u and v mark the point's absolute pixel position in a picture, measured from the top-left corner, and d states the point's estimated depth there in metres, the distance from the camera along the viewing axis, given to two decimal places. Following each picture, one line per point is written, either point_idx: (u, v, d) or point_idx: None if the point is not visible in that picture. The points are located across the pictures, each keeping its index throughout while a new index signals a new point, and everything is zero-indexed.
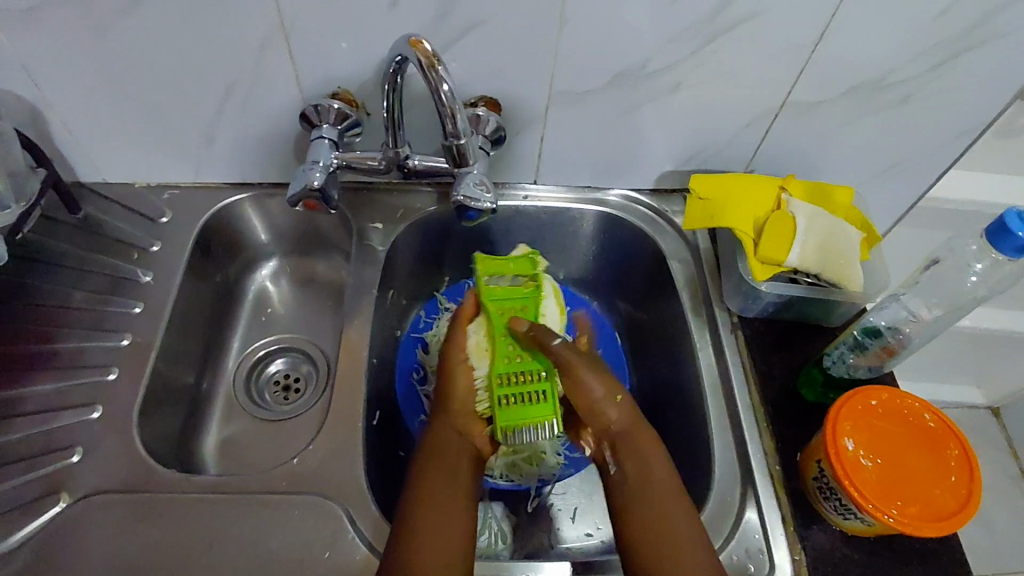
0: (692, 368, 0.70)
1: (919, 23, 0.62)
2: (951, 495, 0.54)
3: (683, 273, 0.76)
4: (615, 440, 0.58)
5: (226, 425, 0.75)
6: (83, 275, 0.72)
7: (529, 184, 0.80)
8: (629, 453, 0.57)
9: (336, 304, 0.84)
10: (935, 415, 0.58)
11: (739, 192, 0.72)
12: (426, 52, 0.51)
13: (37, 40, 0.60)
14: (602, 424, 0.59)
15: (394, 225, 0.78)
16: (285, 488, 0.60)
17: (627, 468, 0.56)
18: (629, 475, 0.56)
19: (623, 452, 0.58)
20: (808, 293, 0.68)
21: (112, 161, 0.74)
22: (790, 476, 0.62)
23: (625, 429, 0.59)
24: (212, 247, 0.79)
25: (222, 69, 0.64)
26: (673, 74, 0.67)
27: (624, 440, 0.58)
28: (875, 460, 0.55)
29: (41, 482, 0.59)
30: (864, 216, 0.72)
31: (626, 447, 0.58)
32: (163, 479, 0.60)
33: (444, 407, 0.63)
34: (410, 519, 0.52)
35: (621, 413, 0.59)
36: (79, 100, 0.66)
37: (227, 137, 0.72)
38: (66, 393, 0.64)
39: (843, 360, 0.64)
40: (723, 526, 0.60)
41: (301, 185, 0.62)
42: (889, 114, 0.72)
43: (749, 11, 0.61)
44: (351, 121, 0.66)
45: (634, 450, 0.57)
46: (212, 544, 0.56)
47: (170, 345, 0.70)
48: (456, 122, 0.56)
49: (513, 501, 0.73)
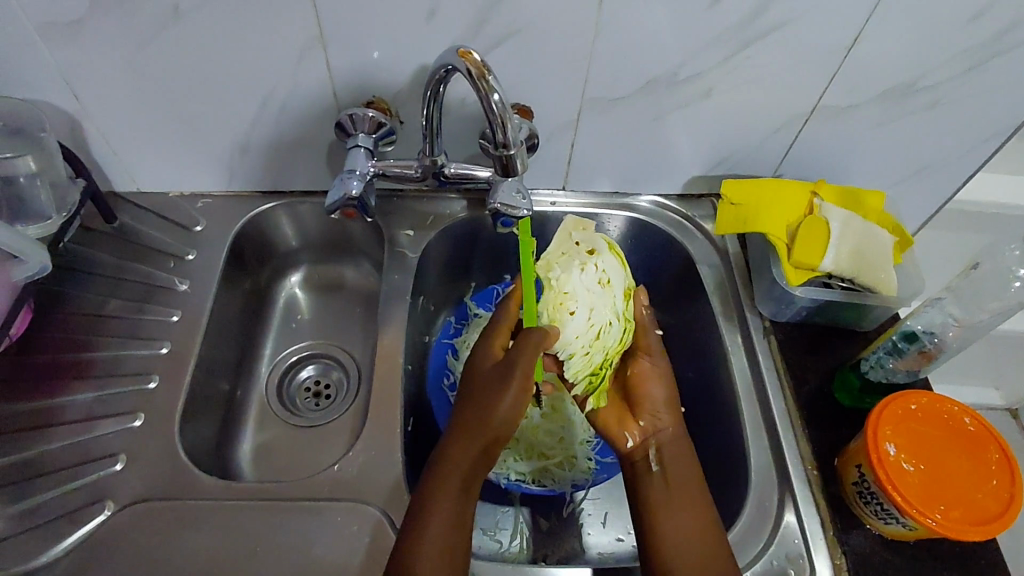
0: (724, 372, 0.70)
1: (951, 30, 0.63)
2: (993, 498, 0.54)
3: (713, 278, 0.76)
4: (660, 445, 0.60)
5: (260, 431, 0.76)
6: (121, 283, 0.73)
7: (557, 191, 0.81)
8: (680, 468, 0.58)
9: (365, 310, 0.84)
10: (974, 418, 0.58)
11: (771, 197, 0.72)
12: (475, 62, 0.52)
13: (79, 52, 0.61)
14: (655, 425, 0.61)
15: (424, 232, 0.78)
16: (325, 493, 0.61)
17: (668, 481, 0.57)
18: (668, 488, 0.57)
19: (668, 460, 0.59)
20: (842, 297, 0.68)
21: (147, 171, 0.75)
22: (827, 481, 0.62)
23: (669, 443, 0.60)
24: (244, 255, 0.79)
25: (259, 79, 0.65)
26: (706, 80, 0.67)
27: (669, 449, 0.59)
28: (917, 465, 0.56)
29: (86, 490, 0.60)
30: (896, 221, 0.73)
31: (673, 462, 0.59)
32: (206, 486, 0.60)
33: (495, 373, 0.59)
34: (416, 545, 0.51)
35: (671, 422, 0.61)
36: (117, 111, 0.67)
37: (261, 146, 0.73)
38: (107, 401, 0.65)
39: (882, 365, 0.64)
40: (763, 529, 0.60)
41: (340, 194, 0.63)
42: (920, 118, 0.72)
43: (782, 18, 0.62)
44: (385, 129, 0.67)
45: (678, 468, 0.58)
46: (256, 549, 0.57)
47: (206, 352, 0.71)
48: (506, 131, 0.57)
49: (545, 506, 0.73)
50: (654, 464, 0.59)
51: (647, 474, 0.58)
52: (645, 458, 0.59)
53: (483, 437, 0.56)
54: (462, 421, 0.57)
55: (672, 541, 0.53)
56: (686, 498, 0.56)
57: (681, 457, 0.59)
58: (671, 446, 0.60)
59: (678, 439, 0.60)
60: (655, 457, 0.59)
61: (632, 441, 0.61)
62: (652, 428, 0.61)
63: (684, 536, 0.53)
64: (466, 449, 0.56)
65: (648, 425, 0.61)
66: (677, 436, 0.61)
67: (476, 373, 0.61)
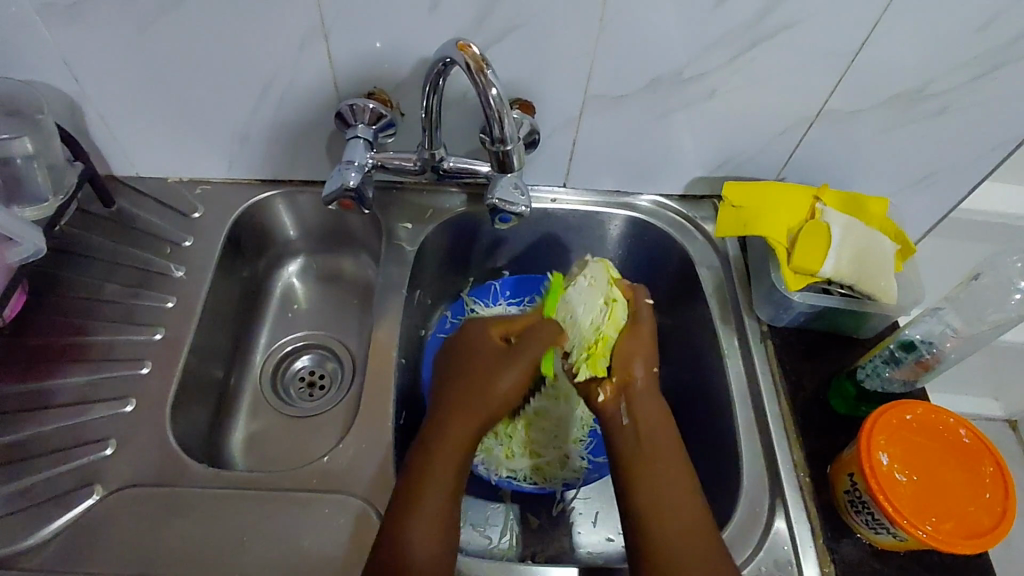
0: (720, 376, 0.70)
1: (960, 36, 0.62)
2: (986, 511, 0.54)
3: (712, 280, 0.75)
4: (632, 397, 0.59)
5: (252, 419, 0.76)
6: (117, 268, 0.72)
7: (558, 188, 0.80)
8: (648, 419, 0.58)
9: (361, 302, 0.84)
10: (969, 430, 0.58)
11: (772, 201, 0.72)
12: (474, 55, 0.52)
13: (79, 34, 0.60)
14: (625, 377, 0.61)
15: (423, 225, 0.78)
16: (315, 485, 0.60)
17: (644, 440, 0.56)
18: (638, 443, 0.56)
19: (638, 414, 0.58)
20: (841, 304, 0.68)
21: (147, 156, 0.75)
22: (820, 488, 0.61)
23: (641, 394, 0.60)
24: (241, 243, 0.79)
25: (260, 67, 0.65)
26: (710, 80, 0.66)
27: (640, 400, 0.59)
28: (911, 476, 0.55)
29: (75, 473, 0.60)
30: (898, 228, 0.72)
31: (642, 414, 0.58)
32: (194, 474, 0.60)
33: (474, 382, 0.59)
34: (415, 498, 0.52)
35: (644, 373, 0.61)
36: (116, 96, 0.67)
37: (261, 134, 0.72)
38: (99, 385, 0.65)
39: (878, 374, 0.63)
40: (752, 535, 0.59)
41: (338, 184, 0.62)
42: (926, 125, 0.71)
43: (789, 19, 0.61)
44: (385, 121, 0.66)
45: (650, 425, 0.57)
46: (243, 538, 0.57)
47: (200, 339, 0.71)
48: (503, 126, 0.56)
49: (536, 504, 0.72)
50: (624, 417, 0.58)
51: (618, 428, 0.58)
52: (617, 412, 0.59)
53: (480, 418, 0.57)
54: (449, 402, 0.58)
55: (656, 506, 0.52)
56: (656, 454, 0.56)
57: (652, 409, 0.59)
58: (646, 409, 0.59)
59: (650, 390, 0.60)
60: (626, 412, 0.59)
61: (602, 396, 0.61)
62: (626, 382, 0.61)
63: (666, 505, 0.53)
64: (456, 442, 0.55)
65: (621, 380, 0.61)
66: (649, 391, 0.60)
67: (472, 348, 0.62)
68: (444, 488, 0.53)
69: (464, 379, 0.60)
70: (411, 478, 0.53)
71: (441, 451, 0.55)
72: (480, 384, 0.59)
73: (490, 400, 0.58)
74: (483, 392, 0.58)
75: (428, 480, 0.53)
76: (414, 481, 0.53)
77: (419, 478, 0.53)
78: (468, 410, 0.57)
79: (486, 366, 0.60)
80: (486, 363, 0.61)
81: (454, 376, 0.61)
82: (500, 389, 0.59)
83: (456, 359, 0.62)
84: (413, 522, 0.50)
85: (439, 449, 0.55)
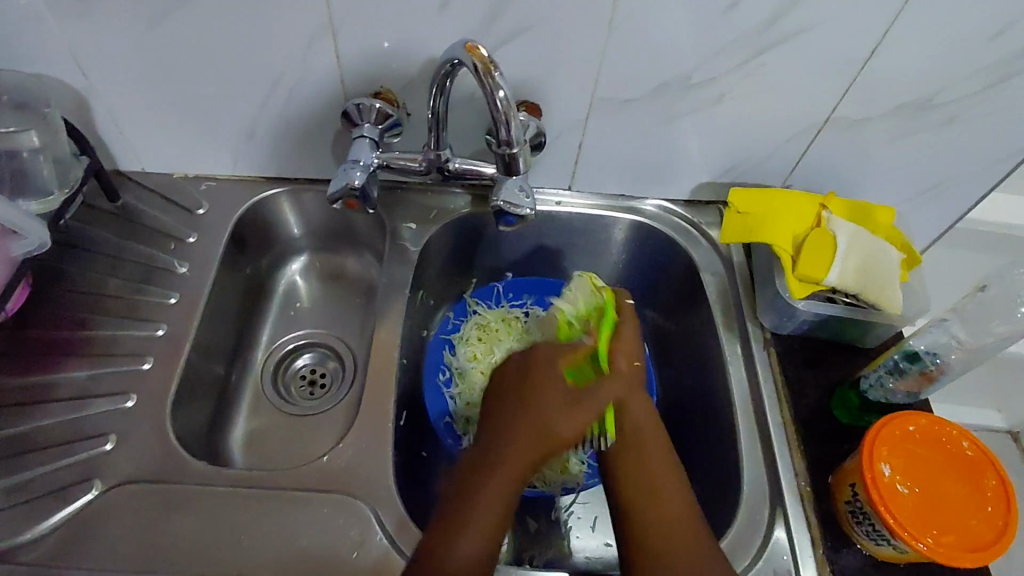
0: (722, 383, 0.69)
1: (970, 47, 0.61)
2: (987, 525, 0.53)
3: (716, 286, 0.75)
4: (619, 400, 0.57)
5: (253, 417, 0.76)
6: (121, 262, 0.72)
7: (563, 191, 0.80)
8: (633, 417, 0.57)
9: (364, 302, 0.84)
10: (972, 443, 0.57)
11: (778, 208, 0.71)
12: (483, 58, 0.52)
13: (88, 29, 0.61)
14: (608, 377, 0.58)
15: (427, 225, 0.78)
16: (314, 484, 0.60)
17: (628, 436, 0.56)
18: (624, 439, 0.56)
19: (624, 414, 0.57)
20: (845, 313, 0.68)
21: (153, 152, 0.75)
22: (821, 498, 0.61)
23: (631, 394, 0.57)
24: (245, 240, 0.79)
25: (268, 65, 0.65)
26: (718, 86, 0.66)
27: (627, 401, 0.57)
28: (912, 487, 0.55)
29: (74, 468, 0.60)
30: (905, 237, 0.72)
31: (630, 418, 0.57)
32: (194, 470, 0.60)
33: (518, 413, 0.54)
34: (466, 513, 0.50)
35: (627, 368, 0.57)
36: (124, 91, 0.67)
37: (267, 132, 0.72)
38: (100, 379, 0.65)
39: (882, 384, 0.63)
40: (752, 544, 0.59)
41: (343, 184, 0.62)
42: (934, 135, 0.71)
43: (799, 26, 0.60)
44: (391, 120, 0.66)
45: (635, 422, 0.57)
46: (241, 536, 0.56)
47: (202, 336, 0.71)
48: (510, 128, 0.56)
49: (535, 507, 0.72)
50: None
51: (598, 428, 0.57)
52: None
53: (537, 455, 0.53)
54: (501, 436, 0.53)
55: (653, 511, 0.52)
56: (640, 452, 0.56)
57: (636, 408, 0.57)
58: (632, 415, 0.57)
59: (635, 389, 0.58)
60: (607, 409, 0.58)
61: None
62: None
63: (662, 513, 0.52)
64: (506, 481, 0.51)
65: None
66: (636, 393, 0.58)
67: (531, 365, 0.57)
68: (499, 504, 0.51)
69: (517, 409, 0.54)
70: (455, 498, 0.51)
71: (497, 471, 0.52)
72: (536, 420, 0.53)
73: (547, 440, 0.53)
74: (536, 432, 0.53)
75: (475, 515, 0.50)
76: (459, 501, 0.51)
77: (465, 499, 0.51)
78: (525, 446, 0.53)
79: (547, 400, 0.54)
80: (550, 393, 0.54)
81: (500, 404, 0.55)
82: (560, 434, 0.53)
83: (512, 382, 0.56)
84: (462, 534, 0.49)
85: (491, 480, 0.51)
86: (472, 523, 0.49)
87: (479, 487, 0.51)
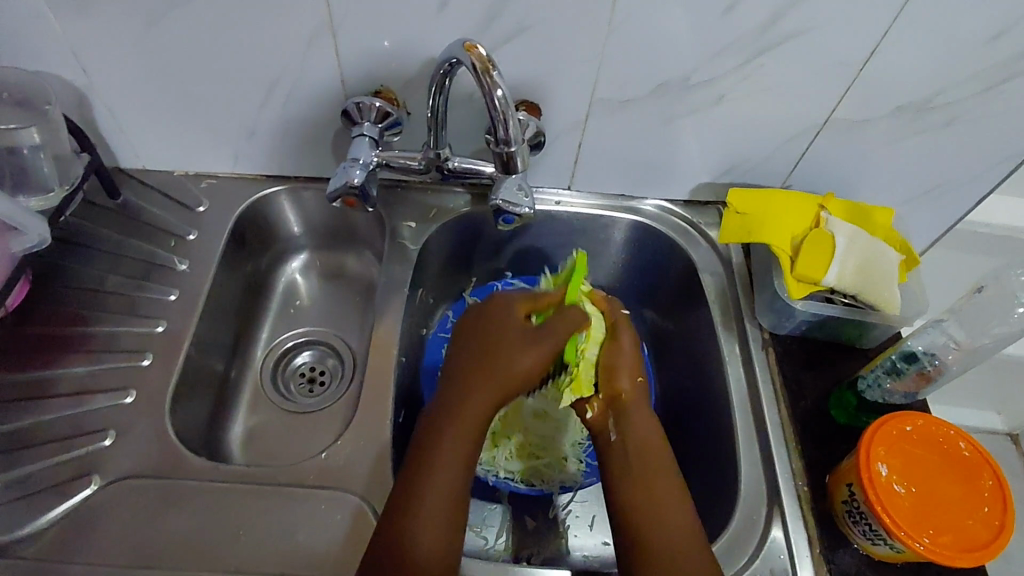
0: (720, 383, 0.69)
1: (969, 48, 0.61)
2: (984, 526, 0.53)
3: (715, 286, 0.75)
4: (623, 413, 0.59)
5: (251, 414, 0.76)
6: (121, 259, 0.73)
7: (563, 190, 0.80)
8: (638, 433, 0.57)
9: (363, 300, 0.84)
10: (970, 443, 0.57)
11: (777, 208, 0.71)
12: (481, 57, 0.52)
13: (89, 27, 0.61)
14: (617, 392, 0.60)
15: (426, 224, 0.78)
16: (311, 481, 0.60)
17: (632, 448, 0.56)
18: (631, 454, 0.56)
19: (628, 428, 0.58)
20: (843, 313, 0.68)
21: (153, 149, 0.75)
22: (818, 498, 0.61)
23: (633, 409, 0.59)
24: (245, 238, 0.79)
25: (268, 64, 0.65)
26: (717, 86, 0.66)
27: (633, 416, 0.58)
28: (909, 487, 0.55)
29: (73, 463, 0.60)
30: (903, 238, 0.72)
31: (634, 431, 0.57)
32: (192, 466, 0.60)
33: (483, 354, 0.58)
34: (436, 454, 0.52)
35: (632, 386, 0.60)
36: (125, 89, 0.67)
37: (268, 130, 0.72)
38: (100, 376, 0.65)
39: (879, 384, 0.63)
40: (749, 543, 0.59)
41: (342, 182, 0.62)
42: (934, 136, 0.71)
43: (798, 27, 0.60)
44: (391, 119, 0.66)
45: (642, 437, 0.57)
46: (239, 532, 0.57)
47: (201, 333, 0.71)
48: (508, 127, 0.56)
49: (533, 506, 0.72)
50: (613, 433, 0.58)
51: (607, 444, 0.58)
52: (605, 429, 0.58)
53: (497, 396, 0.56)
54: (462, 378, 0.57)
55: (653, 526, 0.52)
56: (646, 463, 0.55)
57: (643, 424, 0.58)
58: (636, 429, 0.57)
59: (638, 403, 0.60)
60: (615, 427, 0.58)
61: (591, 413, 0.60)
62: (614, 397, 0.60)
63: (664, 529, 0.52)
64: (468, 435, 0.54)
65: (608, 395, 0.60)
66: (639, 406, 0.59)
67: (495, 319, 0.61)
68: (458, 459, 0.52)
69: (481, 353, 0.58)
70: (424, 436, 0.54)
71: (465, 412, 0.55)
72: (499, 361, 0.57)
73: (509, 379, 0.57)
74: (501, 373, 0.57)
75: (444, 458, 0.52)
76: (433, 448, 0.53)
77: (431, 435, 0.54)
78: (485, 387, 0.56)
79: (509, 343, 0.59)
80: (512, 339, 0.59)
81: (468, 350, 0.59)
82: (520, 370, 0.57)
83: (476, 331, 0.61)
84: (423, 507, 0.50)
85: (453, 423, 0.54)
86: (439, 473, 0.51)
87: (441, 447, 0.53)
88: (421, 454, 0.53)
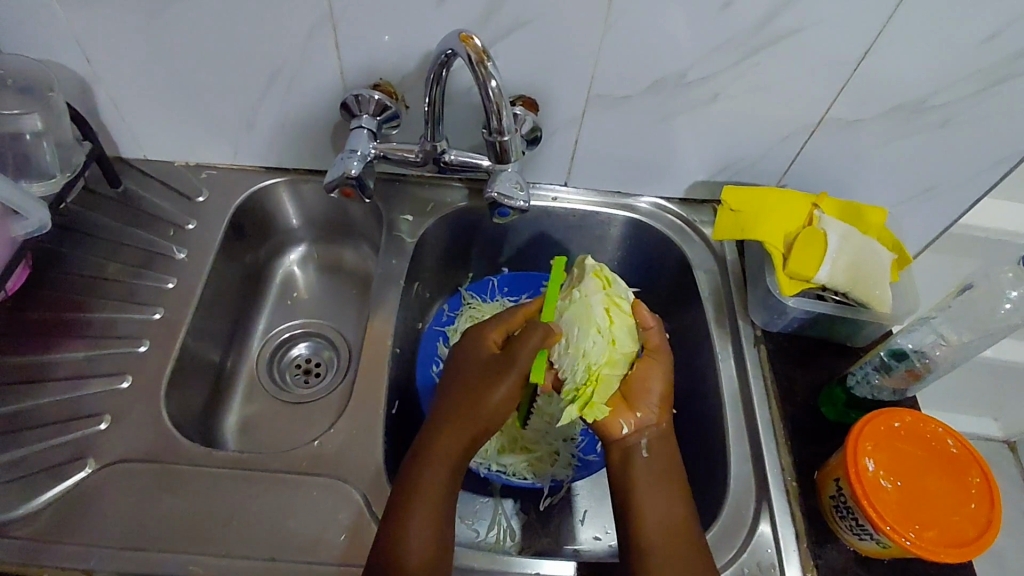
0: (712, 379, 0.70)
1: (960, 51, 0.62)
2: (970, 522, 0.54)
3: (709, 283, 0.76)
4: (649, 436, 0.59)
5: (247, 404, 0.76)
6: (121, 247, 0.74)
7: (559, 187, 0.81)
8: (661, 459, 0.58)
9: (361, 292, 0.85)
10: (958, 440, 0.58)
11: (771, 206, 0.72)
12: (476, 48, 0.53)
13: (92, 17, 0.62)
14: (647, 418, 0.60)
15: (424, 218, 0.78)
16: (304, 468, 0.61)
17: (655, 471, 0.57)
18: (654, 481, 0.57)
19: (655, 452, 0.58)
20: (835, 311, 0.68)
21: (155, 140, 0.76)
22: (806, 493, 0.61)
23: (659, 439, 0.59)
24: (244, 229, 0.80)
25: (268, 56, 0.66)
26: (713, 84, 0.67)
27: (660, 444, 0.59)
28: (895, 482, 0.55)
29: (68, 446, 0.60)
30: (896, 238, 0.72)
31: (658, 456, 0.58)
32: (186, 452, 0.61)
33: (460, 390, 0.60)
34: (412, 493, 0.54)
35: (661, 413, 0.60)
36: (127, 79, 0.68)
37: (268, 122, 0.73)
38: (96, 361, 0.66)
39: (868, 380, 0.64)
40: (737, 537, 0.59)
41: (340, 172, 0.63)
42: (926, 137, 0.71)
43: (792, 27, 0.61)
44: (390, 112, 0.67)
45: (662, 465, 0.58)
46: (232, 516, 0.57)
47: (198, 321, 0.72)
48: (501, 119, 0.57)
49: (524, 499, 0.72)
50: (642, 450, 0.58)
51: (637, 463, 0.58)
52: (636, 446, 0.58)
53: (474, 429, 0.58)
54: (441, 412, 0.59)
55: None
56: (661, 486, 0.57)
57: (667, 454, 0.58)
58: (659, 457, 0.58)
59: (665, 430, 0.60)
60: (646, 446, 0.58)
61: (626, 429, 0.59)
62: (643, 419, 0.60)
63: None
64: (459, 432, 0.57)
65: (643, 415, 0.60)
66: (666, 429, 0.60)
67: (472, 356, 0.62)
68: (433, 494, 0.54)
69: (460, 389, 0.60)
70: (407, 478, 0.55)
71: (438, 450, 0.56)
72: (472, 391, 0.59)
73: (484, 414, 0.58)
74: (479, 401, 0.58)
75: (426, 481, 0.54)
76: (411, 479, 0.54)
77: (414, 479, 0.55)
78: (462, 423, 0.58)
79: (483, 376, 0.60)
80: (483, 367, 0.60)
81: (446, 388, 0.61)
82: (497, 402, 0.58)
83: (455, 370, 0.62)
84: (412, 518, 0.52)
85: (434, 455, 0.56)
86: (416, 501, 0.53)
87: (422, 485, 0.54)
88: (404, 485, 0.54)
